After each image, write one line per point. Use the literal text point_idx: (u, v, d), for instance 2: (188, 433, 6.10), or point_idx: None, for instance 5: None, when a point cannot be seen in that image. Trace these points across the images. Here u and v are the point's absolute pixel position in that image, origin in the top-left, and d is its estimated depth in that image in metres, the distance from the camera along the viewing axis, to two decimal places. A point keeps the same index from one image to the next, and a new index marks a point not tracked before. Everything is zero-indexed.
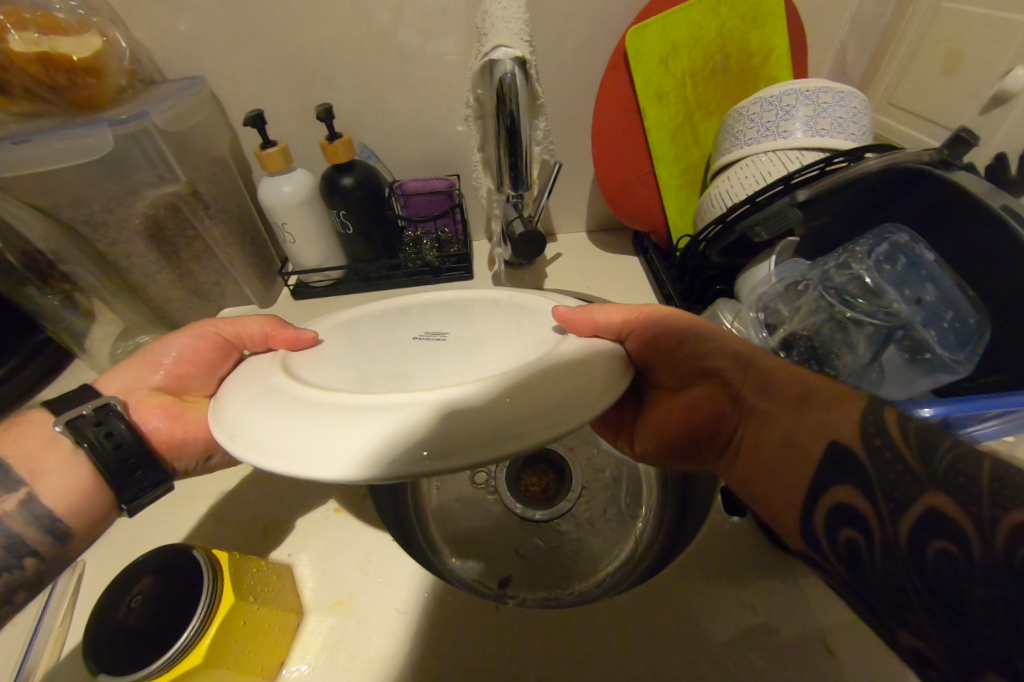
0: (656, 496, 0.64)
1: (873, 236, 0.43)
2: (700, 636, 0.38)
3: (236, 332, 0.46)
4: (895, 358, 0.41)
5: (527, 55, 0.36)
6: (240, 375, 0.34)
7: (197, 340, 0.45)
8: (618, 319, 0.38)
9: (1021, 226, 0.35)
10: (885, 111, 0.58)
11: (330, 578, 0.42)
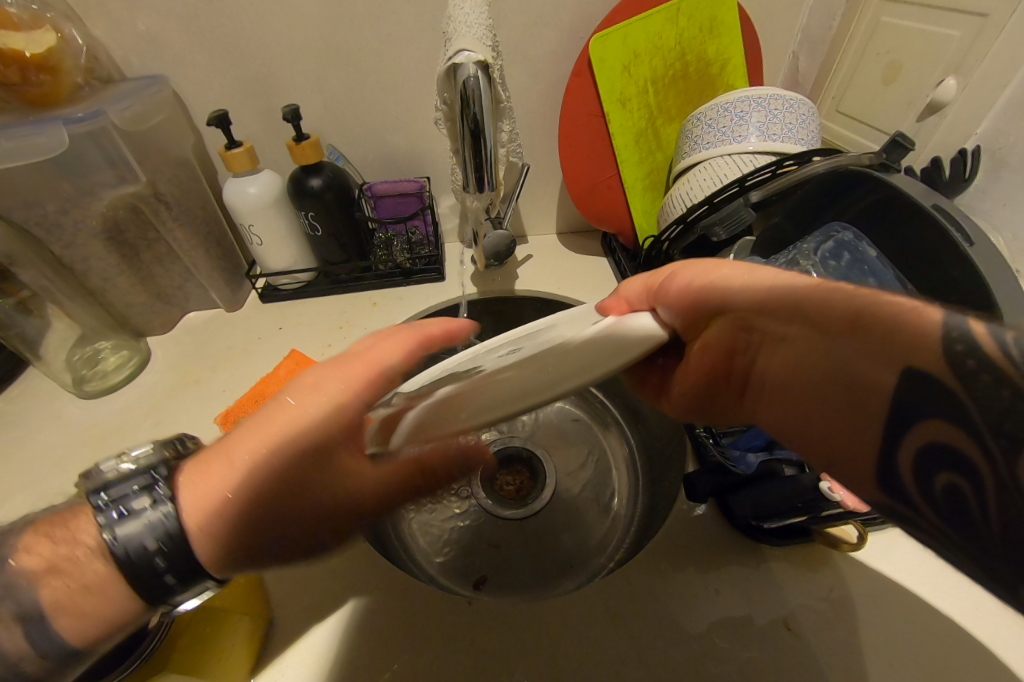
0: (627, 491, 0.66)
1: (820, 234, 0.46)
2: (664, 623, 0.39)
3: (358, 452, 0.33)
4: None
5: (490, 59, 0.37)
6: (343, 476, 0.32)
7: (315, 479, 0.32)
8: (638, 290, 0.41)
9: (950, 222, 0.37)
10: (832, 118, 0.61)
11: (300, 584, 0.41)
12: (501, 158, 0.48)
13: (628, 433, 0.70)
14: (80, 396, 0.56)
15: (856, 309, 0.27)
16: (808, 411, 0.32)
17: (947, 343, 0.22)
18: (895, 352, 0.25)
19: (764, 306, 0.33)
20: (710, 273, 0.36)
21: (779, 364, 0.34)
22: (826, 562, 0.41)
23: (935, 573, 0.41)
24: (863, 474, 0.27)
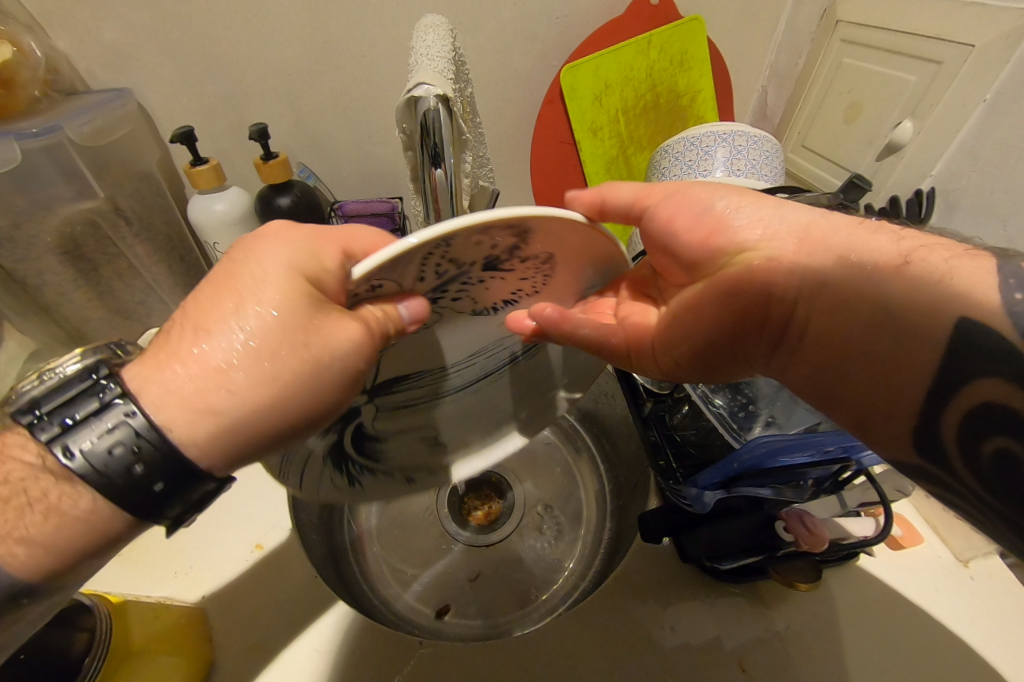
0: (594, 516, 0.66)
1: None
2: (612, 660, 0.38)
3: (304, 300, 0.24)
4: None
5: (451, 92, 0.36)
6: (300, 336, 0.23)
7: (282, 341, 0.23)
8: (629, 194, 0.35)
9: None
10: (796, 152, 0.63)
11: (246, 621, 0.40)
12: (466, 186, 0.48)
13: (599, 463, 0.69)
14: None
15: (906, 251, 0.24)
16: (847, 369, 0.27)
17: (1006, 293, 0.20)
18: (949, 303, 0.22)
19: (813, 247, 0.28)
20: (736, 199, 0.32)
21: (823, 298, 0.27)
22: (781, 599, 0.41)
23: (888, 612, 0.41)
24: (897, 435, 0.25)
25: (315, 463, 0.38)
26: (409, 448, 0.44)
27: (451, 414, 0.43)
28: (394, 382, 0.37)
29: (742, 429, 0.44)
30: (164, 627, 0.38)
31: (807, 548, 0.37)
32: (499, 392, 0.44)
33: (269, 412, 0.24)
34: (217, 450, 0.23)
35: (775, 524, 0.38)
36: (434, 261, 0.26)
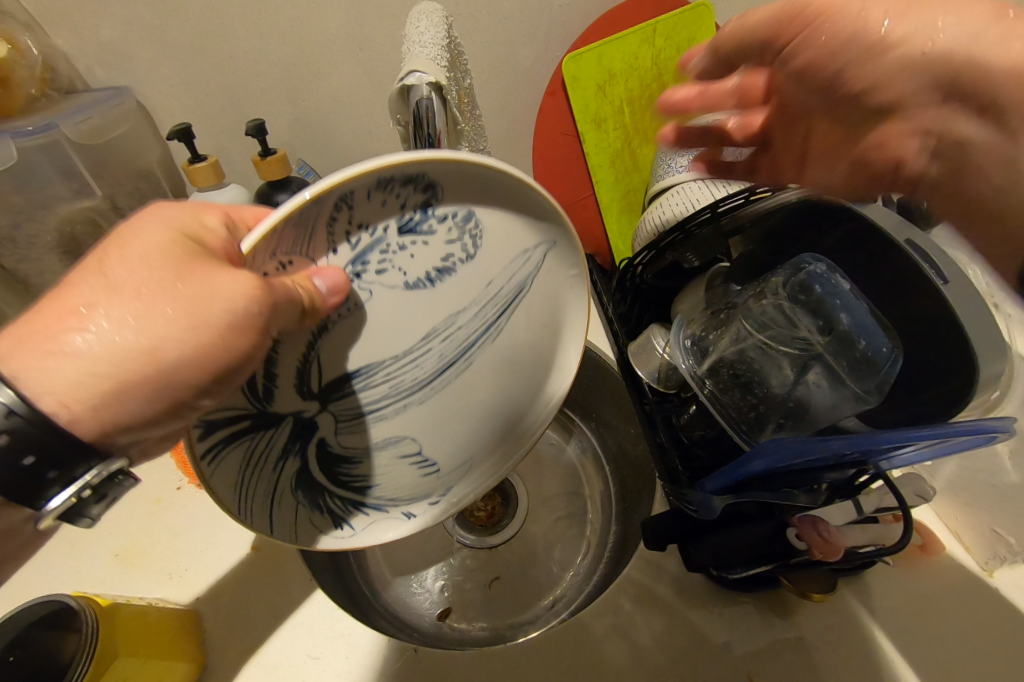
0: (599, 517, 0.64)
1: (790, 265, 0.43)
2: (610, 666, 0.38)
3: (187, 258, 0.23)
4: (816, 386, 0.40)
5: (444, 81, 0.35)
6: (179, 294, 0.22)
7: (157, 294, 0.22)
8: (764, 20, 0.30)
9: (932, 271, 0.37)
10: None
11: (238, 623, 0.40)
12: None
13: (604, 464, 0.68)
14: None
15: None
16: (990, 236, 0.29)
17: None
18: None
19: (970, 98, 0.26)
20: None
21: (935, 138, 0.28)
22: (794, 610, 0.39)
23: (917, 628, 0.38)
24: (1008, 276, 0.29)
25: (285, 497, 0.37)
26: (397, 477, 0.40)
27: (426, 421, 0.38)
28: (336, 389, 0.34)
29: (753, 431, 0.42)
30: (155, 623, 0.36)
31: (821, 557, 0.35)
32: (470, 388, 0.38)
33: (135, 360, 0.22)
34: (73, 402, 0.22)
35: (787, 531, 0.37)
36: (344, 224, 0.28)
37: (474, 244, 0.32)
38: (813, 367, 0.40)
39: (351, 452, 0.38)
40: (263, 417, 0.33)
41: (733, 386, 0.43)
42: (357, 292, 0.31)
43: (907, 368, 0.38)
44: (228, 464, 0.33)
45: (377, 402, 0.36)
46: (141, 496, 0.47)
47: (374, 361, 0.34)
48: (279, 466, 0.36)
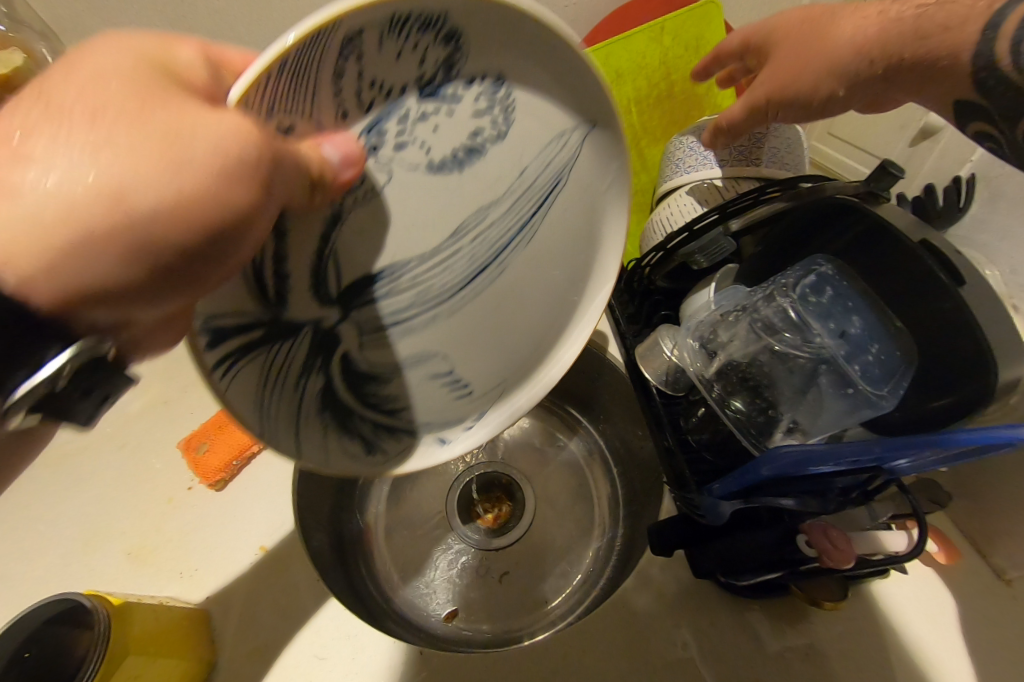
0: (607, 519, 0.64)
1: (801, 265, 0.43)
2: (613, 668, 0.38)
3: (164, 96, 0.21)
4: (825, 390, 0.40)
5: None
6: (154, 125, 0.20)
7: (128, 123, 0.20)
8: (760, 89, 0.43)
9: (939, 268, 0.35)
10: (827, 140, 0.60)
11: (248, 621, 0.41)
12: None
13: (612, 466, 0.67)
14: None
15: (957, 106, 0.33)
16: None
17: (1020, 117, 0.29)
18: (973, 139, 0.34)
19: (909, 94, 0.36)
20: (781, 45, 0.43)
21: (928, 89, 0.34)
22: (799, 618, 0.39)
23: (925, 636, 0.38)
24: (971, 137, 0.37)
25: (310, 419, 0.36)
26: (431, 398, 0.40)
27: (455, 331, 0.39)
28: (368, 287, 0.36)
29: (761, 434, 0.41)
30: (166, 622, 0.37)
31: (831, 564, 0.34)
32: (500, 299, 0.38)
33: (96, 202, 0.20)
34: (17, 253, 0.20)
35: (797, 537, 0.35)
36: (353, 81, 0.25)
37: (504, 119, 0.30)
38: (823, 369, 0.40)
39: (378, 369, 0.39)
40: (276, 326, 0.33)
41: (741, 388, 0.43)
42: (377, 170, 0.31)
43: (918, 372, 0.36)
44: (245, 377, 0.31)
45: (409, 305, 0.37)
46: (154, 495, 0.48)
47: (399, 261, 0.36)
48: (301, 384, 0.35)
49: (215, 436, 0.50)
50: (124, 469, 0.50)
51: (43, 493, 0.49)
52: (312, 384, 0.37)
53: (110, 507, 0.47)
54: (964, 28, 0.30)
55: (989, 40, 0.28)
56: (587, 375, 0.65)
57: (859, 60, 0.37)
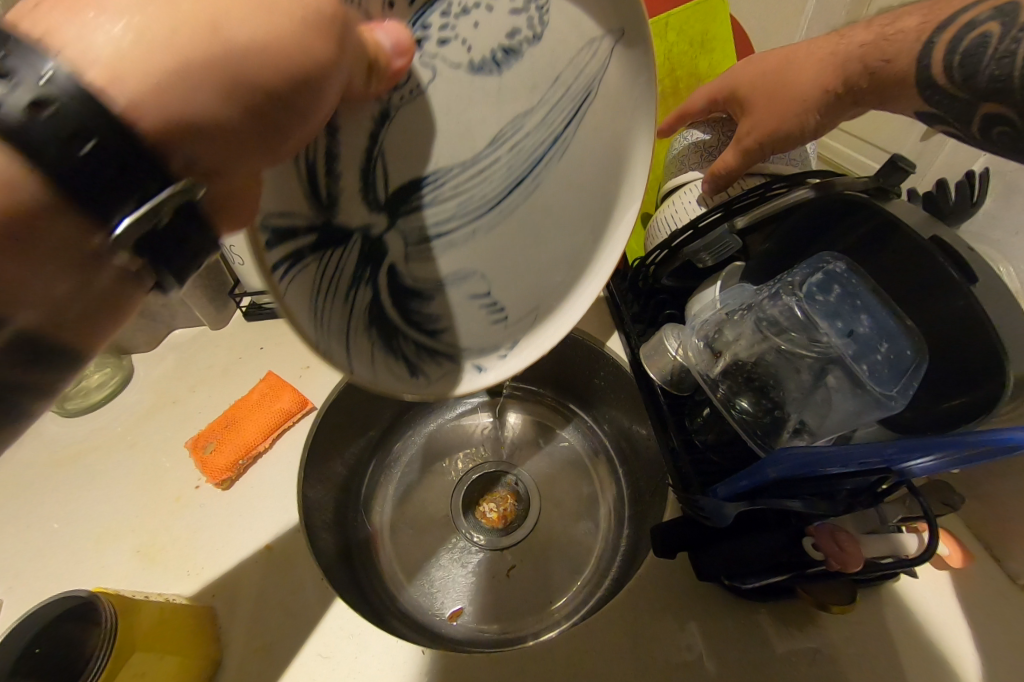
0: (612, 520, 0.64)
1: (808, 263, 0.42)
2: (615, 668, 0.38)
3: None
4: (838, 386, 0.39)
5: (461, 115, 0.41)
6: None
7: None
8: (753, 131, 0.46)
9: (955, 269, 0.34)
10: (836, 137, 0.60)
11: (256, 619, 0.41)
12: None
13: (617, 466, 0.66)
14: (61, 414, 0.55)
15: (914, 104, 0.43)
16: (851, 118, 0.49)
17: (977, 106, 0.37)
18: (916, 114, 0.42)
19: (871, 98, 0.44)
20: (756, 94, 0.48)
21: (885, 103, 0.44)
22: (807, 622, 0.38)
23: (935, 641, 0.37)
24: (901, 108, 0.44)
25: (360, 321, 0.37)
26: (472, 320, 0.41)
27: (492, 248, 0.41)
28: (413, 199, 0.40)
29: (768, 434, 0.41)
30: (173, 615, 0.37)
31: (838, 568, 0.34)
32: (535, 214, 0.39)
33: (198, 30, 0.20)
34: (126, 73, 0.18)
35: (803, 540, 0.35)
36: None
37: (539, 20, 0.34)
38: (832, 369, 0.39)
39: (423, 287, 0.41)
40: (328, 231, 0.35)
41: (747, 388, 0.42)
42: (420, 70, 0.36)
43: (926, 371, 0.36)
44: (302, 281, 0.31)
45: (452, 220, 0.40)
46: (163, 494, 0.49)
47: (445, 168, 0.39)
48: (350, 291, 0.37)
49: (223, 436, 0.51)
50: (134, 468, 0.51)
51: (56, 492, 0.49)
52: (361, 294, 0.38)
53: (120, 506, 0.48)
54: (908, 60, 0.40)
55: (927, 65, 0.39)
56: (593, 374, 0.65)
57: (825, 95, 0.46)
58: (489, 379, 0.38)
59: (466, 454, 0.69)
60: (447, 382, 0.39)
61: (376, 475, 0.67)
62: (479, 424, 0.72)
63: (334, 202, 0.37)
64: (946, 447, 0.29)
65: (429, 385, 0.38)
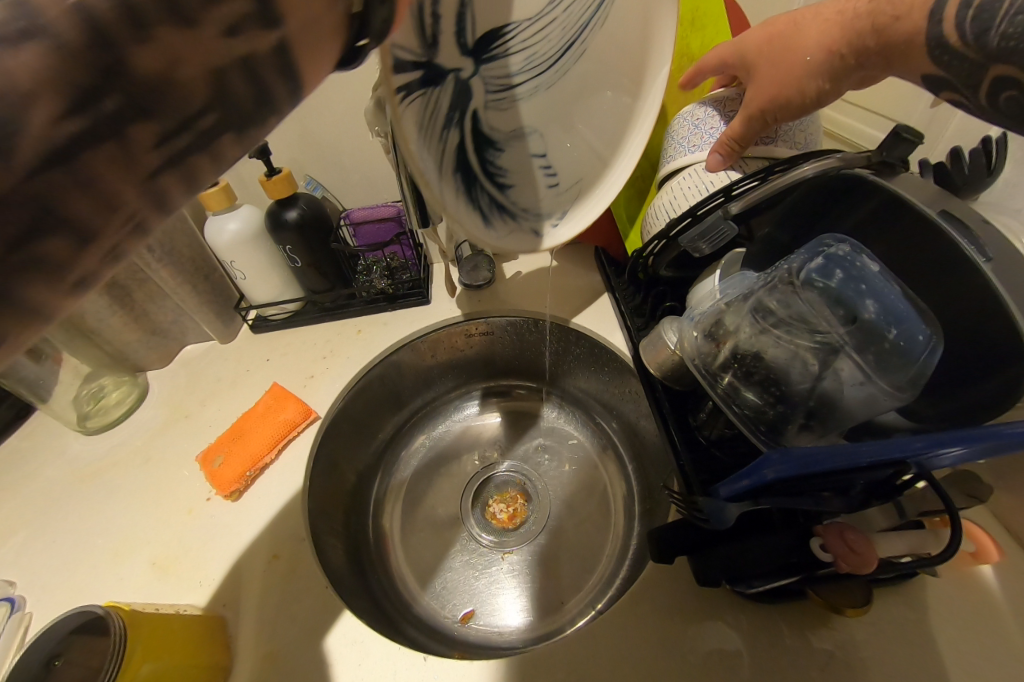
0: (622, 518, 0.62)
1: (809, 247, 0.38)
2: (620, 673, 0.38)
3: None
4: (851, 374, 0.35)
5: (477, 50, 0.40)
6: None
7: None
8: (753, 98, 0.44)
9: (974, 250, 0.31)
10: (841, 110, 0.57)
11: (266, 627, 0.42)
12: (489, 123, 0.44)
13: (625, 460, 0.65)
14: (83, 432, 0.58)
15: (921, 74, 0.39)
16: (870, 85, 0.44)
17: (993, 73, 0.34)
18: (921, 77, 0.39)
19: (889, 55, 0.40)
20: (759, 65, 0.45)
21: (894, 68, 0.40)
22: (821, 622, 0.37)
23: (956, 641, 0.35)
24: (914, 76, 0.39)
25: (450, 163, 0.41)
26: (529, 180, 0.49)
27: (549, 108, 0.47)
28: (487, 47, 0.40)
29: (773, 431, 0.38)
30: (182, 628, 0.38)
31: (848, 570, 0.32)
32: (585, 75, 0.46)
33: None
34: None
35: (810, 540, 0.33)
36: None
37: None
38: (837, 360, 0.35)
39: (496, 137, 0.45)
40: (431, 67, 0.36)
41: (747, 380, 0.39)
42: None
43: (946, 360, 0.33)
44: (413, 110, 0.35)
45: (520, 77, 0.44)
46: (177, 507, 0.50)
47: (518, 20, 0.40)
48: (442, 133, 0.40)
49: (231, 449, 0.52)
50: (149, 482, 0.53)
51: (77, 509, 0.52)
52: (450, 136, 0.41)
53: (136, 520, 0.50)
54: (920, 15, 0.36)
55: (937, 23, 0.35)
56: (599, 370, 0.64)
57: (832, 57, 0.42)
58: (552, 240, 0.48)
59: (476, 453, 0.70)
60: (515, 240, 0.47)
61: (385, 479, 0.68)
62: (487, 425, 0.72)
63: (435, 42, 0.36)
64: (979, 449, 0.26)
65: (504, 239, 0.46)
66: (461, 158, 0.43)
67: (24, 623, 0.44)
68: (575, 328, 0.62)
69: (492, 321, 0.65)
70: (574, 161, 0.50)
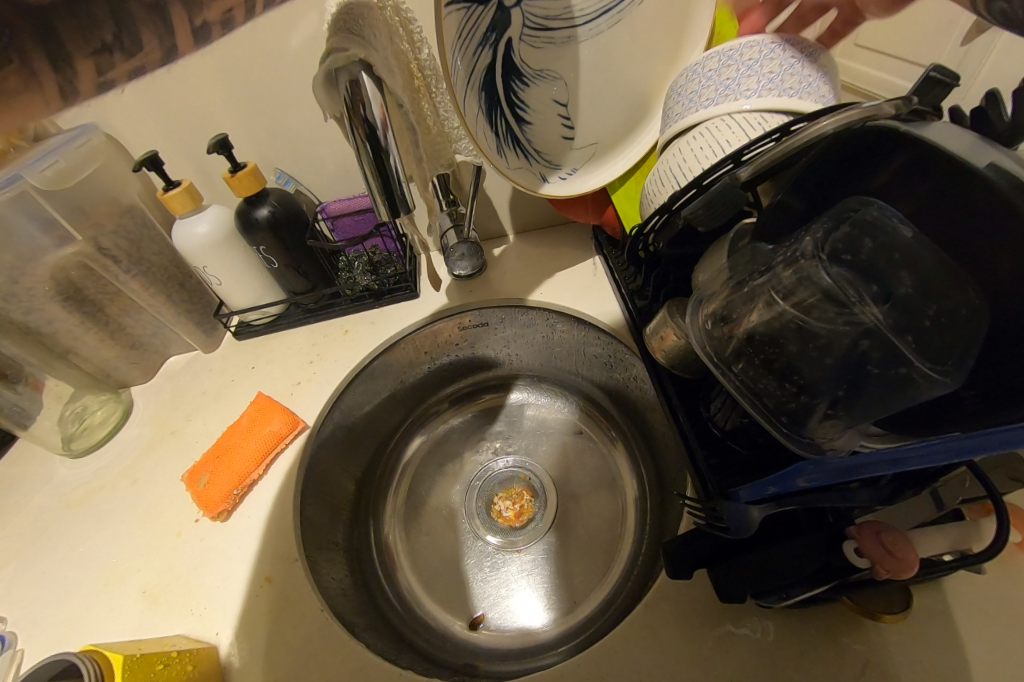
0: (635, 513, 0.60)
1: (832, 214, 0.34)
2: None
3: None
4: (893, 344, 0.30)
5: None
6: None
7: None
8: None
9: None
10: (854, 55, 0.52)
11: (262, 657, 0.39)
12: (502, 50, 0.45)
13: (637, 452, 0.63)
14: (69, 455, 0.55)
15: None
16: None
17: None
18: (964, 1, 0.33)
19: None
20: None
21: None
22: (855, 624, 0.34)
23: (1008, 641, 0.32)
24: None
25: (477, 80, 0.44)
26: (548, 124, 0.52)
27: (582, 63, 0.49)
28: None
29: (795, 423, 0.34)
30: (176, 658, 0.36)
31: (888, 575, 0.28)
32: (620, 39, 0.49)
33: None
34: None
35: (843, 543, 0.30)
36: None
37: None
38: (868, 343, 0.31)
39: (526, 70, 0.48)
40: None
41: (767, 365, 0.36)
42: None
43: None
44: (453, 20, 0.39)
45: (581, 19, 0.47)
46: (165, 531, 0.48)
47: None
48: (477, 49, 0.43)
49: (216, 468, 0.49)
50: (137, 506, 0.50)
51: (64, 539, 0.49)
52: (483, 56, 0.44)
53: (125, 546, 0.48)
54: None
55: None
56: (604, 355, 0.61)
57: None
58: (551, 187, 0.53)
59: (480, 451, 0.67)
60: (523, 173, 0.51)
61: (387, 483, 0.65)
62: (489, 422, 0.69)
63: None
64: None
65: (513, 168, 0.50)
66: (489, 80, 0.45)
67: (17, 659, 0.42)
68: (574, 313, 0.58)
69: (485, 312, 0.61)
70: (597, 126, 0.54)
